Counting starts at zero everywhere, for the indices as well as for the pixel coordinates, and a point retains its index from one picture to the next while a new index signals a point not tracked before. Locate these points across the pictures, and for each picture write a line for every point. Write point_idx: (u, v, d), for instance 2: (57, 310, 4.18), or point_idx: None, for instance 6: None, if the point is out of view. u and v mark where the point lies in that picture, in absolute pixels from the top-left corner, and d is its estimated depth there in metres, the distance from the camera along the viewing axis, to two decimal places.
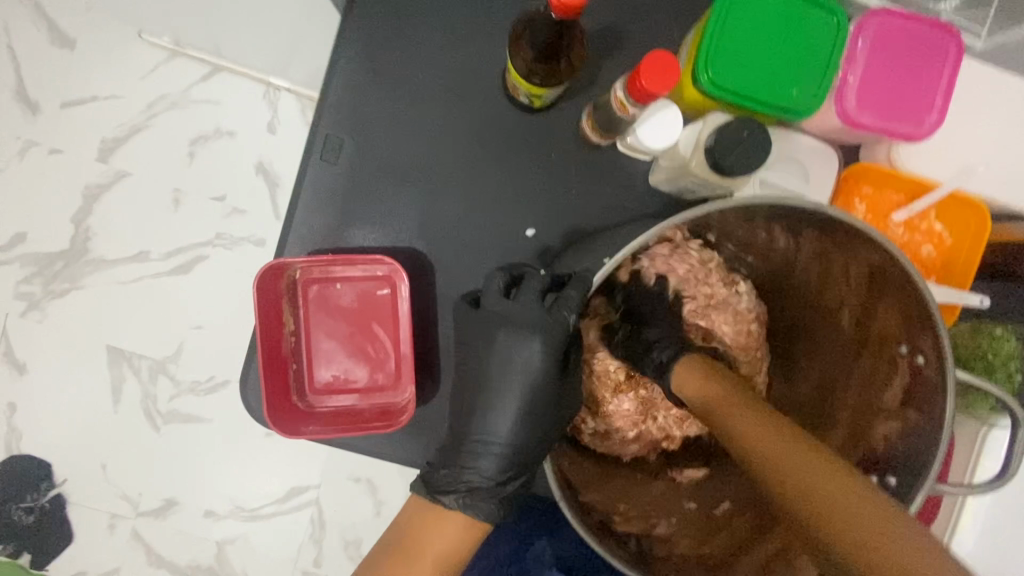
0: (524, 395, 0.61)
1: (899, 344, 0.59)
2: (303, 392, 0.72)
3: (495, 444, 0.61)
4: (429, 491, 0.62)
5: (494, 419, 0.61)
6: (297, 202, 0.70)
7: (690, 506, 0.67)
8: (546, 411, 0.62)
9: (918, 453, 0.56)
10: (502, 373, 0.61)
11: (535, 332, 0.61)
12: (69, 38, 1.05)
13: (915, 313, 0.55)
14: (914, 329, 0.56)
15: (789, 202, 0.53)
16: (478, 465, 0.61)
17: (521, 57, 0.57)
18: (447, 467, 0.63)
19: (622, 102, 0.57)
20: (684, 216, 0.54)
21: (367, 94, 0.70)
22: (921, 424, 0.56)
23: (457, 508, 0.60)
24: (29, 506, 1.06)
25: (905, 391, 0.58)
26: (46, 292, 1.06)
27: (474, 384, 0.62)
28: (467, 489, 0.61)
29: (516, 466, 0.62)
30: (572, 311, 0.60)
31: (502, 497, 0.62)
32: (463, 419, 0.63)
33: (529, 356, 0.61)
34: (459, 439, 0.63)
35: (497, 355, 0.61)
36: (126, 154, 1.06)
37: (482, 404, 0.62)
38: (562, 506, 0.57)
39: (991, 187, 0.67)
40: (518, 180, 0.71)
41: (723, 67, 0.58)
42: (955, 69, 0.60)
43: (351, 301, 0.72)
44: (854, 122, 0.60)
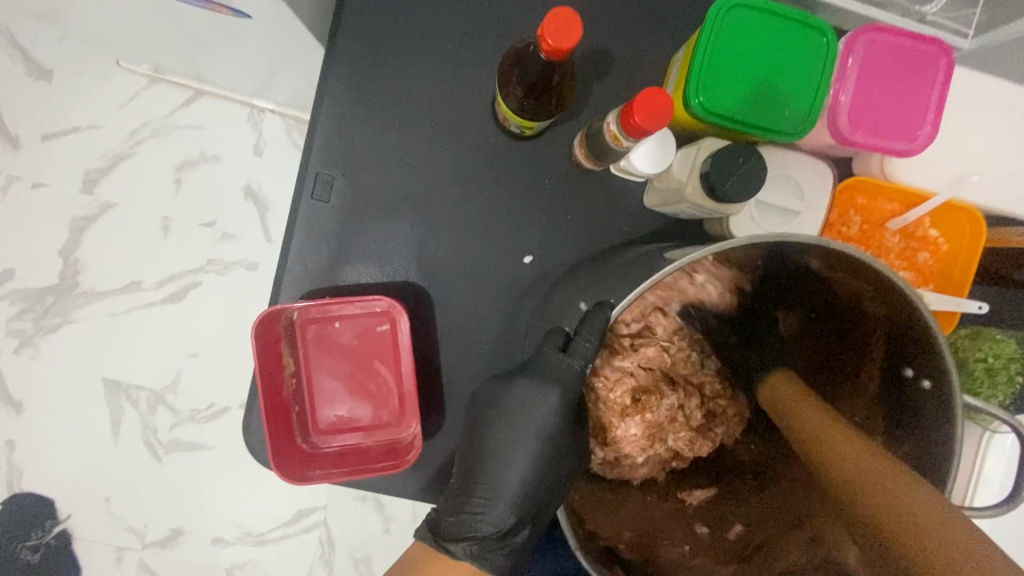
0: (535, 442, 0.59)
1: (906, 367, 0.59)
2: (308, 433, 0.71)
3: (505, 493, 0.60)
4: (438, 540, 0.60)
5: (507, 468, 0.60)
6: (290, 241, 0.69)
7: (701, 529, 0.67)
8: (557, 459, 0.60)
9: (931, 481, 0.55)
10: (512, 421, 0.59)
11: (552, 387, 0.57)
12: (47, 69, 1.03)
13: (919, 338, 0.55)
14: (926, 356, 0.55)
15: (788, 239, 0.52)
16: (489, 514, 0.60)
17: (511, 93, 0.57)
18: (456, 515, 0.61)
19: (615, 135, 0.55)
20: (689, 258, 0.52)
21: (356, 131, 0.69)
22: (936, 452, 0.55)
23: (466, 558, 0.58)
24: (35, 543, 1.05)
25: (915, 417, 0.58)
26: (38, 328, 1.04)
27: (484, 429, 0.61)
28: (479, 537, 0.59)
29: (524, 514, 0.60)
30: (584, 361, 0.57)
31: (510, 547, 0.61)
32: (473, 462, 0.61)
33: (542, 408, 0.58)
34: (469, 485, 0.61)
35: (508, 400, 0.59)
36: (112, 184, 1.05)
37: (494, 451, 0.60)
38: (578, 555, 0.56)
39: (984, 193, 0.67)
40: (513, 204, 0.70)
41: (713, 92, 0.58)
42: (945, 84, 0.60)
43: (350, 340, 0.71)
44: (847, 141, 0.59)
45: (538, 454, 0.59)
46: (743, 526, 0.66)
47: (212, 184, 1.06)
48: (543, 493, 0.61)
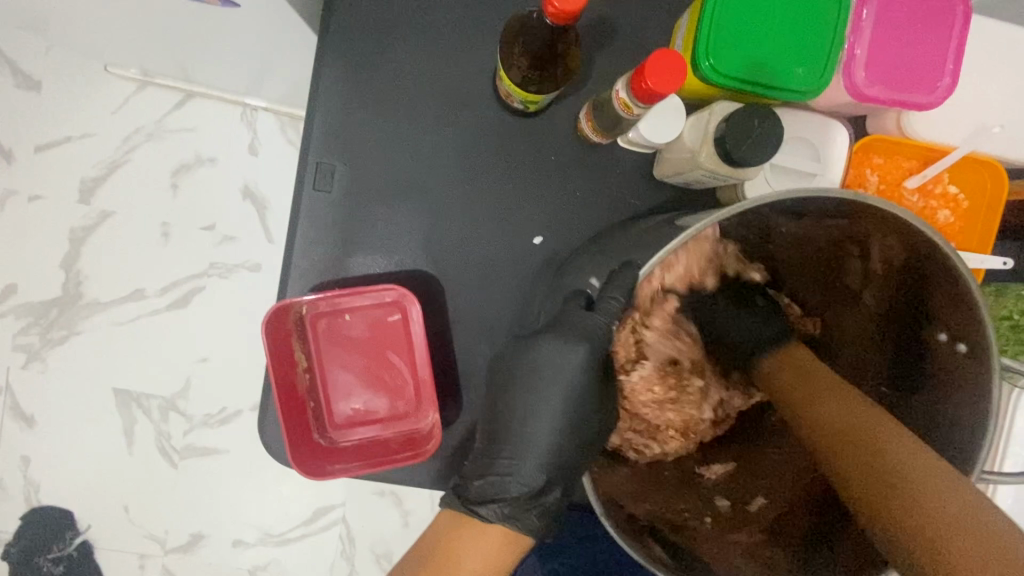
0: (565, 401, 0.58)
1: (938, 332, 0.57)
2: (325, 428, 0.70)
3: (535, 450, 0.58)
4: (464, 504, 0.58)
5: (534, 424, 0.58)
6: (295, 234, 0.67)
7: (723, 503, 0.65)
8: (585, 418, 0.59)
9: (963, 447, 0.54)
10: (539, 386, 0.58)
11: (579, 340, 0.57)
12: (34, 79, 1.01)
13: (953, 296, 0.53)
14: (965, 321, 0.53)
15: (827, 194, 0.49)
16: (519, 472, 0.58)
17: (513, 66, 0.55)
18: (484, 477, 0.59)
19: (625, 103, 0.53)
20: (723, 214, 0.50)
21: (354, 119, 0.67)
22: (970, 410, 0.54)
23: (497, 518, 0.57)
24: (57, 556, 1.05)
25: (945, 383, 0.56)
26: (45, 341, 1.03)
27: (510, 392, 0.59)
28: (509, 497, 0.58)
29: (556, 474, 0.59)
30: (612, 319, 0.57)
31: (543, 508, 0.59)
32: (499, 425, 0.60)
33: (570, 368, 0.57)
34: (493, 448, 0.60)
35: (531, 364, 0.58)
36: (108, 191, 1.03)
37: (523, 411, 0.59)
38: (608, 527, 0.53)
39: (1001, 146, 0.65)
40: (520, 183, 0.69)
41: (723, 54, 0.56)
42: (964, 31, 0.58)
43: (362, 331, 0.69)
44: (865, 97, 0.57)
45: (566, 413, 0.58)
46: (766, 499, 0.64)
47: (209, 186, 1.04)
48: (572, 456, 0.59)
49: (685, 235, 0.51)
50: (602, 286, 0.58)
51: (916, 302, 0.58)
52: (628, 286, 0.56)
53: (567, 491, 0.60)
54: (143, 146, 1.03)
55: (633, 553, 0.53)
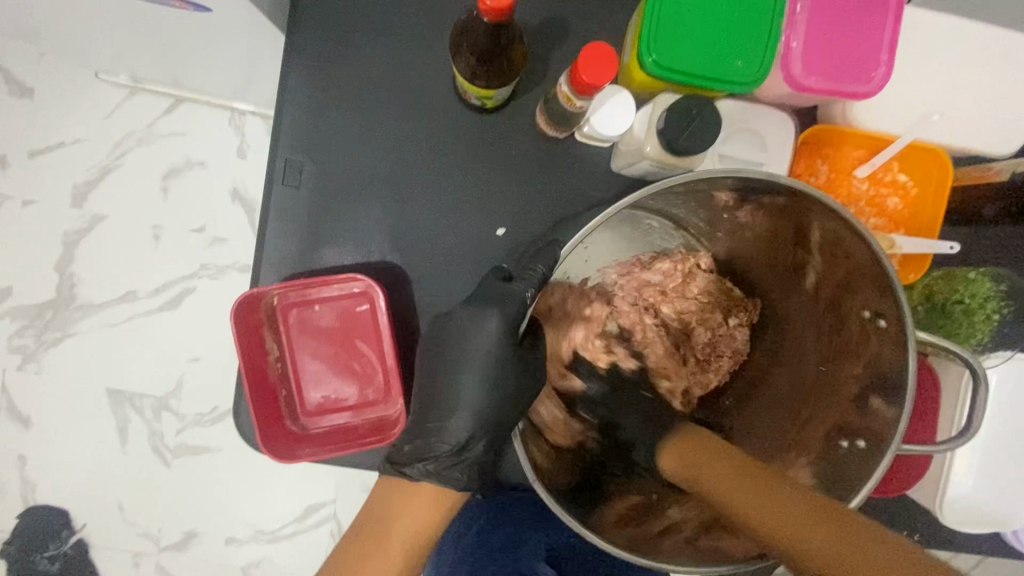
0: (482, 365, 0.61)
1: (863, 310, 0.59)
2: (297, 416, 0.73)
3: (459, 410, 0.61)
4: (393, 466, 0.62)
5: (459, 387, 0.61)
6: (266, 228, 0.70)
7: (669, 482, 0.67)
8: (509, 379, 0.61)
9: (887, 416, 0.56)
10: (461, 352, 0.61)
11: (493, 306, 0.60)
12: (29, 87, 1.04)
13: (872, 275, 0.56)
14: (880, 292, 0.56)
15: (745, 172, 0.53)
16: (443, 432, 0.61)
17: (464, 61, 0.58)
18: (413, 440, 0.62)
19: (568, 96, 0.56)
20: (642, 194, 0.53)
21: (322, 116, 0.70)
22: (893, 377, 0.56)
23: (422, 476, 0.60)
24: (53, 553, 1.07)
25: (872, 355, 0.59)
26: (41, 343, 1.06)
27: (437, 358, 0.62)
28: (434, 455, 0.61)
29: (481, 430, 0.61)
30: (531, 287, 0.60)
31: (467, 463, 0.62)
32: (429, 390, 0.62)
33: (485, 335, 0.60)
34: (422, 410, 0.63)
35: (456, 332, 0.61)
36: (101, 197, 1.06)
37: (447, 376, 0.62)
38: (540, 493, 0.54)
39: (947, 135, 0.68)
40: (483, 178, 0.71)
41: (666, 47, 0.59)
42: (895, 23, 0.60)
43: (331, 321, 0.72)
44: (802, 88, 0.60)
45: (485, 375, 0.61)
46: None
47: (198, 189, 1.07)
48: (497, 420, 0.61)
49: (600, 218, 0.54)
50: (527, 259, 0.62)
51: (841, 279, 0.61)
52: (552, 260, 0.60)
53: (491, 448, 0.62)
54: (134, 152, 1.06)
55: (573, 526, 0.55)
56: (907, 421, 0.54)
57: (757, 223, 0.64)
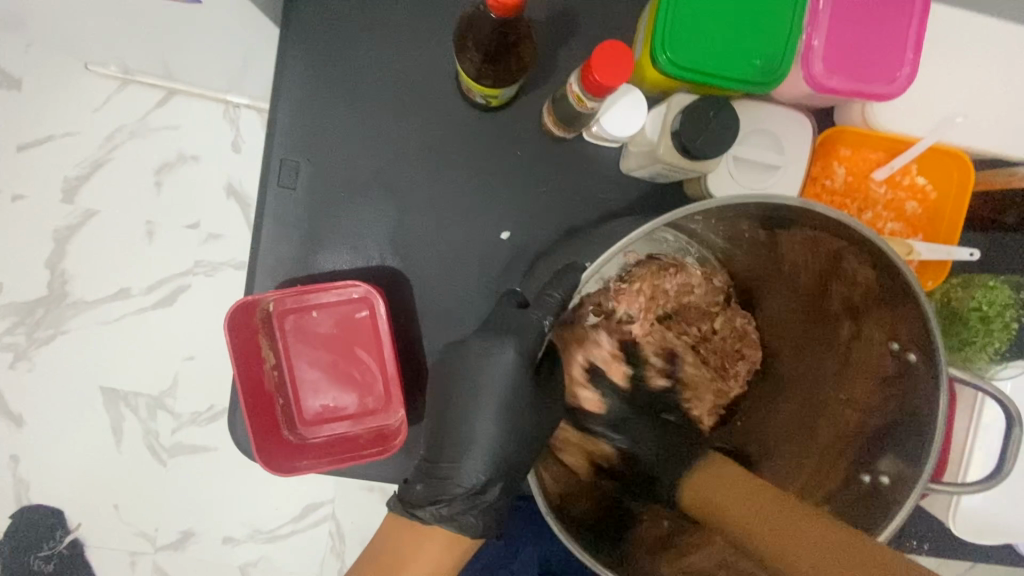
0: (501, 398, 0.57)
1: (890, 341, 0.57)
2: (294, 424, 0.70)
3: (474, 449, 0.57)
4: (405, 508, 0.57)
5: (473, 424, 0.58)
6: (260, 231, 0.67)
7: (680, 510, 0.64)
8: (525, 414, 0.58)
9: (913, 448, 0.55)
10: (476, 383, 0.58)
11: (510, 339, 0.57)
12: (15, 77, 1.01)
13: (903, 305, 0.54)
14: (917, 328, 0.54)
15: (767, 199, 0.51)
16: (459, 473, 0.57)
17: (468, 60, 0.55)
18: (425, 480, 0.58)
19: (578, 96, 0.52)
20: (668, 218, 0.51)
21: (320, 116, 0.67)
22: (925, 419, 0.54)
23: (434, 520, 0.56)
24: (48, 553, 1.05)
25: (901, 388, 0.57)
26: (32, 341, 1.03)
27: (450, 389, 0.59)
28: (448, 498, 0.57)
29: (498, 472, 0.58)
30: (549, 314, 0.57)
31: (482, 507, 0.57)
32: (440, 428, 0.59)
33: (501, 369, 0.57)
34: (436, 445, 0.59)
35: (472, 361, 0.58)
36: (92, 191, 1.03)
37: (460, 411, 0.58)
38: (549, 521, 0.53)
39: (969, 138, 0.65)
40: (486, 178, 0.69)
41: (680, 45, 0.56)
42: (922, 21, 0.57)
43: (329, 328, 0.70)
44: (823, 88, 0.57)
45: (502, 410, 0.57)
46: None
47: (193, 184, 1.04)
48: (512, 452, 0.58)
49: (624, 242, 0.52)
50: (545, 285, 0.58)
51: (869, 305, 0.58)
52: (571, 286, 0.56)
53: (508, 490, 0.58)
54: (127, 144, 1.03)
55: (577, 553, 0.53)
56: (937, 462, 0.52)
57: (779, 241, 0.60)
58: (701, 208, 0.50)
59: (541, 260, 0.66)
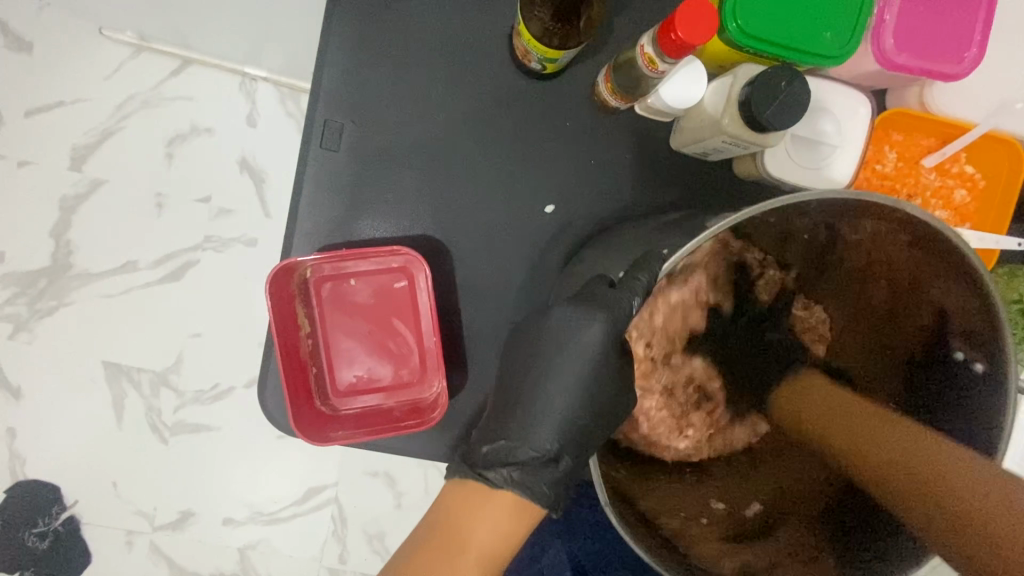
0: (581, 367, 0.57)
1: (954, 349, 0.56)
2: (326, 396, 0.68)
3: (547, 418, 0.57)
4: (472, 469, 0.56)
5: (549, 393, 0.58)
6: (300, 196, 0.65)
7: (718, 506, 0.65)
8: (601, 390, 0.58)
9: (974, 454, 0.53)
10: (553, 352, 0.58)
11: (599, 311, 0.56)
12: (26, 39, 0.97)
13: (972, 308, 0.53)
14: (985, 339, 0.53)
15: (843, 198, 0.48)
16: (532, 438, 0.57)
17: (536, 18, 0.54)
18: (494, 441, 0.58)
19: (650, 58, 0.51)
20: (734, 217, 0.48)
21: (365, 79, 0.65)
22: (978, 437, 0.53)
23: (503, 485, 0.55)
24: (41, 531, 1.01)
25: (960, 401, 0.56)
26: (33, 312, 1.00)
27: (530, 358, 0.59)
28: (518, 463, 0.56)
29: (570, 441, 0.57)
30: (638, 296, 0.55)
31: (553, 477, 0.56)
32: (512, 395, 0.59)
33: (585, 338, 0.57)
34: (506, 409, 0.59)
35: (552, 334, 0.58)
36: (102, 159, 1.00)
37: (534, 380, 0.58)
38: (611, 516, 0.52)
39: (1023, 126, 0.65)
40: (527, 149, 0.67)
41: (752, 13, 0.54)
42: (990, 4, 0.57)
43: (367, 297, 0.68)
44: (891, 64, 0.56)
45: (579, 387, 0.58)
46: (761, 506, 0.65)
47: (206, 156, 1.01)
48: (581, 423, 0.57)
49: (696, 242, 0.49)
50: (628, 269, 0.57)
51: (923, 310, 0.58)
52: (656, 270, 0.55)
53: (579, 463, 0.58)
54: (138, 112, 1.00)
55: (641, 550, 0.52)
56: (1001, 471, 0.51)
57: (843, 242, 0.60)
58: (789, 200, 0.47)
59: (592, 243, 0.66)
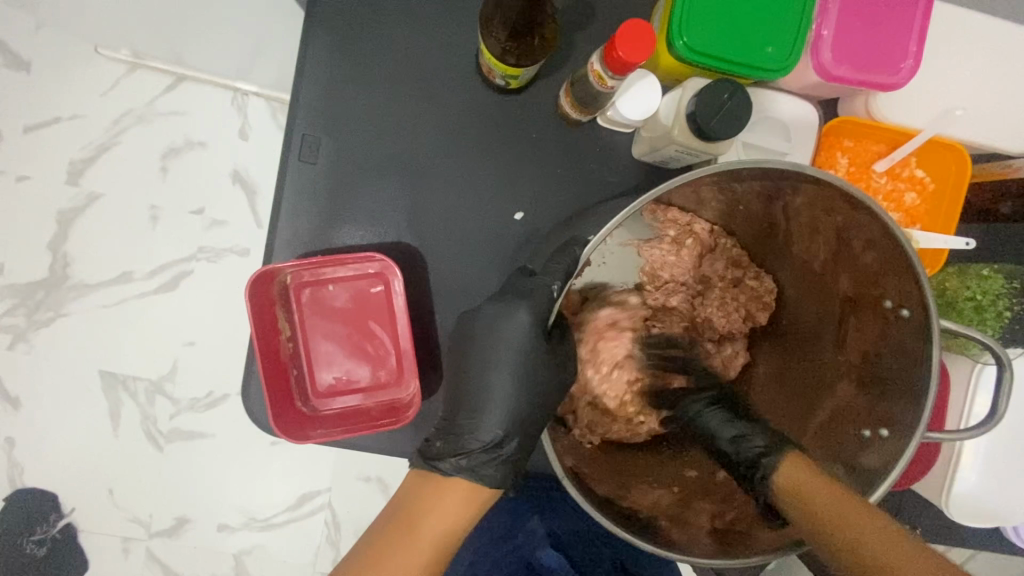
0: (514, 360, 0.61)
1: (884, 300, 0.60)
2: (307, 397, 0.72)
3: (492, 407, 0.61)
4: (426, 460, 0.60)
5: (491, 382, 0.61)
6: (280, 205, 0.69)
7: (689, 473, 0.68)
8: (536, 374, 0.61)
9: (912, 395, 0.57)
10: (489, 348, 0.61)
11: (522, 301, 0.60)
12: (24, 59, 1.01)
13: (895, 261, 0.56)
14: (910, 288, 0.56)
15: (769, 164, 0.52)
16: (479, 428, 0.60)
17: (494, 37, 0.58)
18: (445, 437, 0.61)
19: (599, 75, 0.55)
20: (655, 193, 0.53)
21: (342, 96, 0.69)
22: (913, 380, 0.57)
23: (455, 471, 0.58)
24: (40, 539, 1.04)
25: (896, 351, 0.59)
26: (32, 322, 1.03)
27: (468, 353, 0.62)
28: (466, 452, 0.59)
29: (512, 426, 0.61)
30: (556, 280, 0.60)
31: (502, 461, 0.60)
32: (458, 389, 0.63)
33: (514, 326, 0.60)
34: (456, 404, 0.62)
35: (482, 324, 0.61)
36: (98, 174, 1.04)
37: (478, 372, 0.62)
38: (563, 479, 0.56)
39: (966, 132, 0.68)
40: (499, 159, 0.70)
41: (697, 30, 0.58)
42: (925, 15, 0.60)
43: (345, 302, 0.71)
44: (830, 76, 0.60)
45: (517, 374, 0.61)
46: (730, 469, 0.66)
47: (199, 170, 1.05)
48: (529, 416, 0.62)
49: (615, 221, 0.54)
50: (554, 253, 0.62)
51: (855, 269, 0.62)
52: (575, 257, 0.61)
53: (524, 447, 0.62)
54: (133, 128, 1.03)
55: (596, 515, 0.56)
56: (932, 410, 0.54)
57: (779, 211, 0.63)
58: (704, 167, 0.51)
59: (554, 236, 0.68)
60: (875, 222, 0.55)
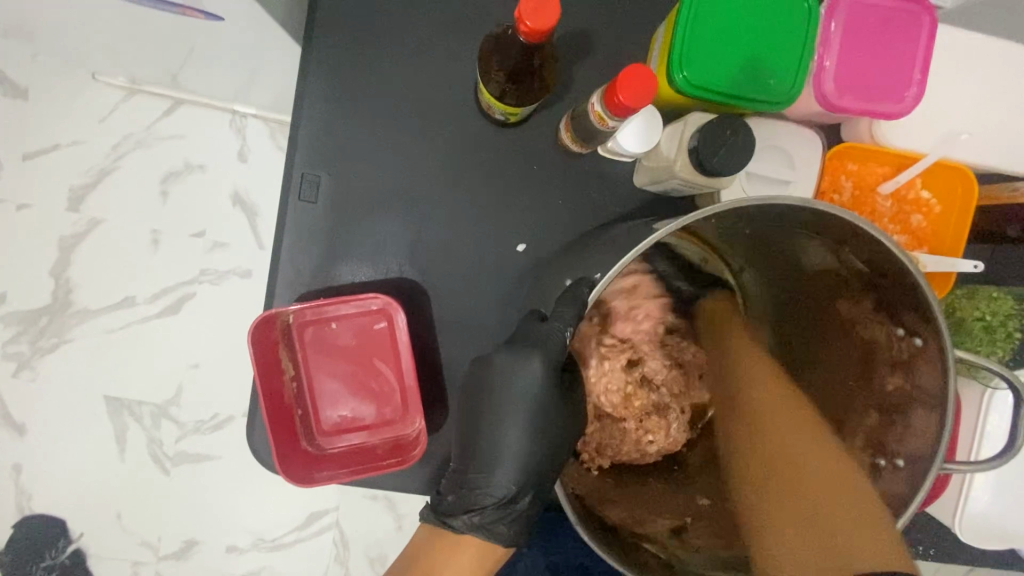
0: (519, 405, 0.60)
1: (897, 326, 0.59)
2: (313, 435, 0.71)
3: (504, 461, 0.60)
4: (438, 516, 0.62)
5: (502, 435, 0.61)
6: (281, 244, 0.68)
7: (703, 502, 0.68)
8: (548, 422, 0.60)
9: (926, 423, 0.56)
10: (497, 391, 0.60)
11: (534, 349, 0.59)
12: (23, 87, 1.01)
13: (908, 290, 0.55)
14: (922, 316, 0.55)
15: (776, 202, 0.51)
16: (490, 484, 0.60)
17: (492, 79, 0.58)
18: (456, 491, 0.62)
19: (600, 115, 0.55)
20: (659, 236, 0.52)
21: (340, 132, 0.68)
22: (929, 406, 0.56)
23: (468, 528, 0.60)
24: (49, 564, 1.04)
25: (911, 378, 0.58)
26: (36, 349, 1.03)
27: (477, 402, 0.61)
28: (479, 508, 0.60)
29: (525, 481, 0.61)
30: (567, 325, 0.58)
31: (514, 516, 0.61)
32: (469, 441, 0.62)
33: (527, 375, 0.59)
34: (466, 455, 0.62)
35: (494, 374, 0.60)
36: (98, 201, 1.03)
37: (488, 423, 0.61)
38: (577, 527, 0.55)
39: (974, 153, 0.67)
40: (501, 187, 0.70)
41: (698, 65, 0.57)
42: (928, 43, 0.60)
43: (349, 339, 0.71)
44: (834, 106, 0.59)
45: (527, 426, 0.60)
46: None
47: (199, 193, 1.05)
48: (537, 455, 0.61)
49: (626, 260, 0.53)
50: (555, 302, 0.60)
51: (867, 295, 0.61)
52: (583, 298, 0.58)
53: (537, 501, 0.62)
54: (133, 153, 1.03)
55: (603, 554, 0.55)
56: (950, 440, 0.53)
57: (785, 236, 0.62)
58: (705, 212, 0.51)
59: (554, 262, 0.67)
60: (882, 250, 0.54)
